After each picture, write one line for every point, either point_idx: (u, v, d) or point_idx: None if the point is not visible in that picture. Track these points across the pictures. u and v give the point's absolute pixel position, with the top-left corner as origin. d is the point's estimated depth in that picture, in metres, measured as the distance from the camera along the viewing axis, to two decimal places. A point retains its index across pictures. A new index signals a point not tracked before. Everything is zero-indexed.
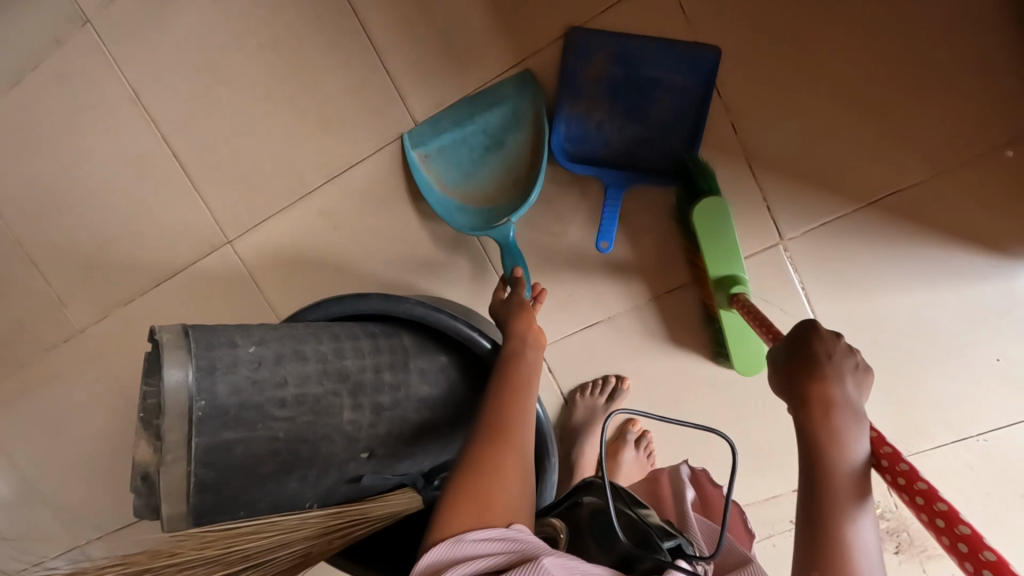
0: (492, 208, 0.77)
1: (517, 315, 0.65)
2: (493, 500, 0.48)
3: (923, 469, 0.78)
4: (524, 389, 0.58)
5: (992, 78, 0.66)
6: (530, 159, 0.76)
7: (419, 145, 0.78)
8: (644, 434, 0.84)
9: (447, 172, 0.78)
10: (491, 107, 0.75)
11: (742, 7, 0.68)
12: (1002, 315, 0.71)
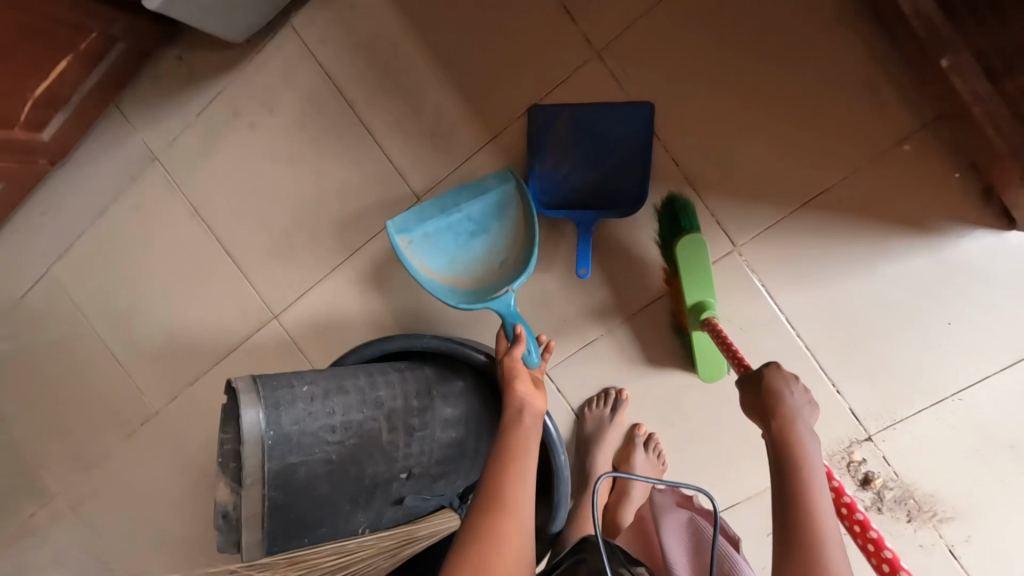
0: (482, 286, 0.82)
1: (514, 382, 0.72)
2: (494, 572, 0.55)
3: (911, 434, 0.84)
4: (521, 456, 0.64)
5: (881, 88, 0.78)
6: (518, 241, 0.84)
7: (404, 233, 0.83)
8: (651, 436, 0.92)
9: (432, 258, 0.84)
10: (475, 197, 0.85)
11: (663, 67, 0.84)
12: (945, 283, 0.80)
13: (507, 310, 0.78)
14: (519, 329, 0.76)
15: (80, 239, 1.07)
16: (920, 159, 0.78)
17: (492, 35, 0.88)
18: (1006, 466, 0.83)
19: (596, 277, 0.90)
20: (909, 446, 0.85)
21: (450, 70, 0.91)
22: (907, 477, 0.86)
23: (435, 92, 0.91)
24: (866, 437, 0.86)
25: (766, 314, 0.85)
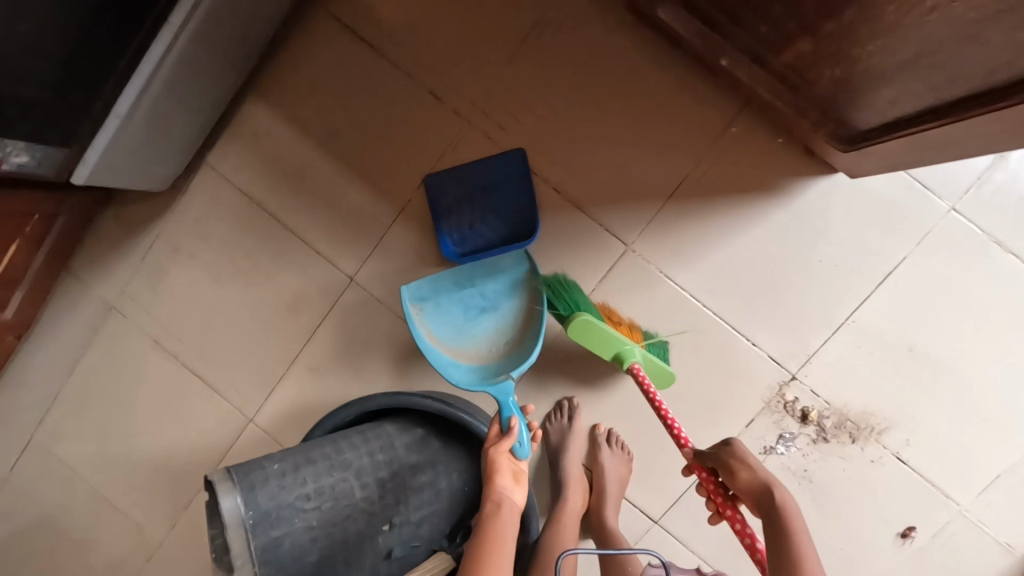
0: (483, 364, 0.93)
1: (499, 474, 0.79)
2: None
3: (825, 363, 0.95)
4: (500, 545, 0.73)
5: (699, 88, 0.94)
6: (523, 326, 0.95)
7: (417, 300, 0.94)
8: (611, 432, 1.00)
9: (439, 328, 0.94)
10: (491, 278, 0.95)
11: (523, 117, 0.99)
12: (805, 229, 0.93)
13: (502, 396, 0.84)
14: (513, 421, 0.81)
15: (56, 400, 1.14)
16: (749, 136, 0.93)
17: (377, 129, 1.03)
18: (914, 368, 0.93)
19: None
20: (828, 374, 0.95)
21: (350, 166, 1.04)
22: (838, 402, 0.95)
23: (342, 188, 1.05)
24: (791, 377, 0.96)
25: (670, 295, 0.97)
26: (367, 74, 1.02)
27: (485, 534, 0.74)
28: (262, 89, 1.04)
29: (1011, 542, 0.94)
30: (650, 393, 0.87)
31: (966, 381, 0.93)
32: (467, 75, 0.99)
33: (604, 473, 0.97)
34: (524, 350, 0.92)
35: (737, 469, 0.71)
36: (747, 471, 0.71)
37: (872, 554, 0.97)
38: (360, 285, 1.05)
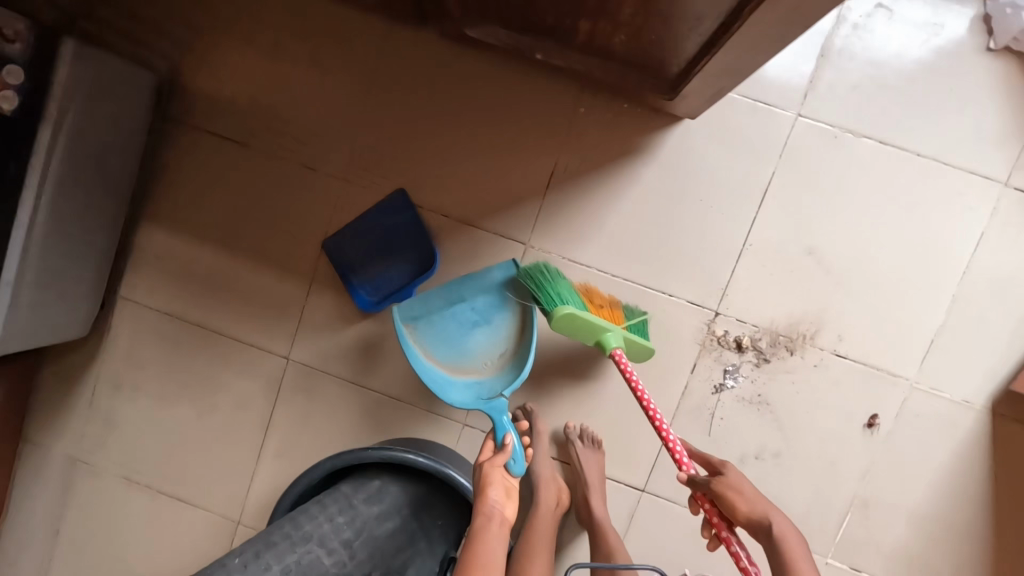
0: (478, 379, 0.96)
1: (490, 488, 0.82)
2: None
3: (740, 291, 0.99)
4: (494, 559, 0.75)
5: (540, 82, 0.98)
6: (517, 338, 0.96)
7: (409, 321, 0.97)
8: (584, 427, 1.03)
9: (434, 346, 0.97)
10: (482, 293, 0.96)
11: (394, 161, 1.03)
12: (677, 177, 0.97)
13: (496, 415, 0.89)
14: (508, 445, 0.86)
15: (49, 565, 1.15)
16: (598, 110, 0.97)
17: (265, 215, 1.06)
18: (819, 270, 0.98)
19: None
20: (746, 301, 0.99)
21: (253, 256, 1.07)
22: (764, 323, 0.99)
23: (252, 278, 1.08)
24: (715, 314, 0.99)
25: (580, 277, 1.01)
26: (239, 167, 1.06)
27: (484, 544, 0.76)
28: (148, 213, 1.08)
29: (968, 398, 0.98)
30: (630, 377, 0.88)
31: (869, 264, 0.97)
32: (330, 140, 1.04)
33: (581, 467, 1.00)
34: (518, 364, 0.94)
35: (738, 493, 0.76)
36: (749, 498, 0.75)
37: (847, 451, 1.00)
38: (298, 363, 1.08)
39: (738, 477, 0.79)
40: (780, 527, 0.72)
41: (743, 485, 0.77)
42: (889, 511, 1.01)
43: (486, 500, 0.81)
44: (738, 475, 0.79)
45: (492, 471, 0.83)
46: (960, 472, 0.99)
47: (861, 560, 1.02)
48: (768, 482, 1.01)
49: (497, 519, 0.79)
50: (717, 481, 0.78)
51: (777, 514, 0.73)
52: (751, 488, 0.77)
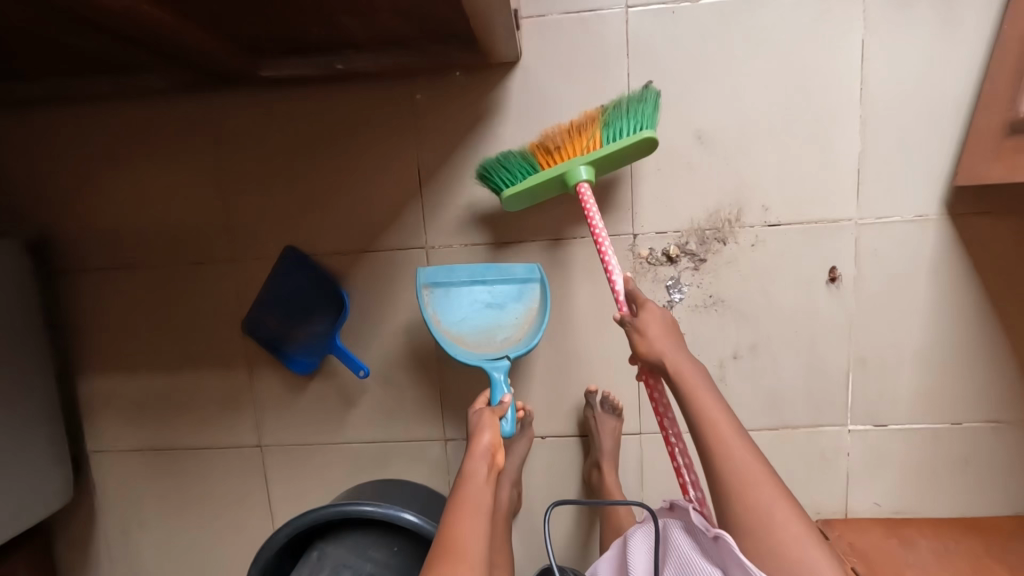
0: (481, 349, 0.94)
1: (481, 432, 0.79)
2: None
3: (647, 204, 0.94)
4: (480, 506, 0.73)
5: (369, 88, 0.95)
6: (527, 327, 0.95)
7: (428, 282, 0.95)
8: (607, 394, 1.00)
9: (443, 312, 0.95)
10: (500, 281, 0.96)
11: (271, 222, 1.01)
12: (538, 120, 0.93)
13: (495, 375, 0.88)
14: (507, 408, 0.85)
15: None
16: (435, 88, 0.94)
17: (179, 322, 1.06)
18: (715, 150, 0.92)
19: (395, 356, 1.03)
20: (657, 210, 0.94)
21: (187, 364, 1.07)
22: (685, 224, 0.94)
23: (195, 386, 1.08)
24: (633, 236, 0.95)
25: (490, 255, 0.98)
26: (136, 288, 1.05)
27: (470, 482, 0.75)
28: (78, 364, 1.09)
29: (921, 212, 0.91)
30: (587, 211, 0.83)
31: (764, 123, 0.91)
32: (206, 227, 1.03)
33: (597, 433, 0.97)
34: (525, 343, 0.93)
35: (649, 340, 0.75)
36: (657, 342, 0.75)
37: (821, 315, 0.95)
38: (271, 445, 1.08)
39: (656, 317, 0.76)
40: (681, 367, 0.73)
41: (652, 329, 0.75)
42: (889, 356, 0.95)
43: (479, 444, 0.78)
44: (657, 315, 0.76)
45: (485, 419, 0.81)
46: (943, 290, 0.92)
47: (882, 415, 0.96)
48: (755, 376, 0.97)
49: (486, 459, 0.77)
50: (634, 320, 0.77)
51: (678, 356, 0.74)
52: (664, 330, 0.75)
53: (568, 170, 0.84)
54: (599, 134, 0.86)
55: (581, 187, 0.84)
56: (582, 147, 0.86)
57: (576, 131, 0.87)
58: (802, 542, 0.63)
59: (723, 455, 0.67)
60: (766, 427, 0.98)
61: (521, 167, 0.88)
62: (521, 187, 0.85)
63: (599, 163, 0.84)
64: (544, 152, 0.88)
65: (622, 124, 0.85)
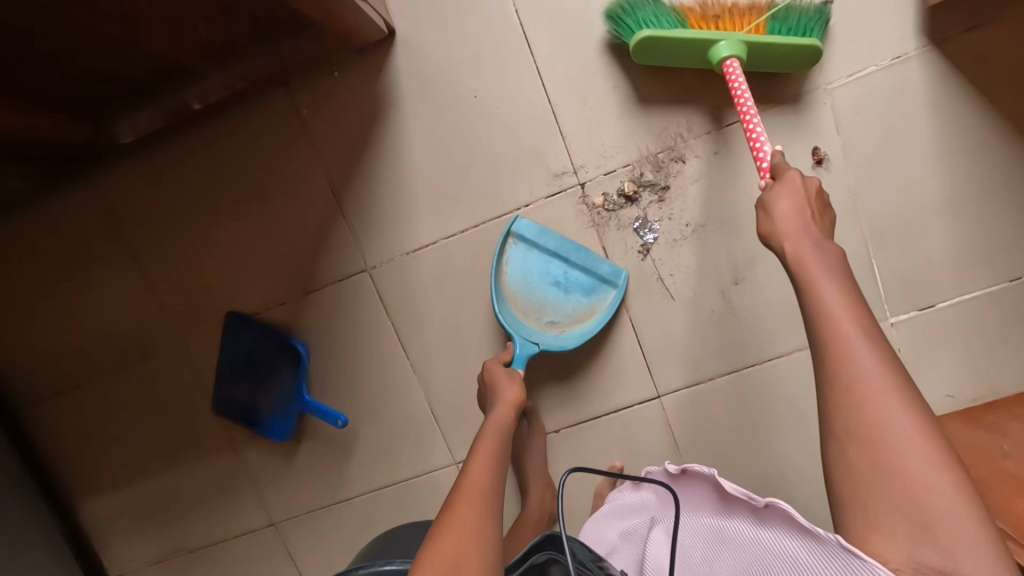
0: (524, 319, 0.86)
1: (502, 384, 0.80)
2: (475, 536, 0.57)
3: (586, 146, 0.83)
4: (501, 446, 0.70)
5: (253, 120, 0.86)
6: (578, 325, 0.86)
7: (517, 232, 0.84)
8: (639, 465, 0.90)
9: (510, 267, 0.86)
10: (583, 267, 0.85)
11: (201, 293, 0.93)
12: (439, 94, 0.83)
13: (517, 351, 0.83)
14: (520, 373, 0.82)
15: None
16: (318, 96, 0.84)
17: (150, 421, 0.99)
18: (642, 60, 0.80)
19: (376, 391, 0.94)
20: (600, 150, 0.83)
21: (172, 460, 1.00)
22: (634, 153, 0.82)
23: (185, 481, 1.01)
24: (582, 184, 0.84)
25: (435, 254, 0.88)
26: (97, 399, 0.99)
27: (492, 430, 0.73)
28: (71, 492, 1.04)
29: (899, 52, 0.77)
30: (734, 84, 0.70)
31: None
32: (139, 319, 0.95)
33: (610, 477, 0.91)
34: (564, 341, 0.85)
35: (776, 214, 0.62)
36: (783, 220, 0.61)
37: None
38: (283, 519, 1.00)
39: (791, 193, 0.62)
40: (799, 253, 0.59)
41: (781, 209, 0.61)
42: (912, 226, 0.81)
43: (501, 398, 0.77)
44: (796, 187, 0.62)
45: (508, 375, 0.80)
46: (949, 130, 0.78)
47: (923, 295, 0.82)
48: (766, 295, 0.84)
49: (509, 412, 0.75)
50: (763, 192, 0.64)
51: (798, 238, 0.59)
52: (798, 213, 0.61)
53: (722, 42, 0.72)
54: (762, 24, 0.75)
55: (729, 63, 0.71)
56: (740, 28, 0.75)
57: (741, 10, 0.75)
58: (950, 502, 0.44)
59: (835, 359, 0.51)
60: (796, 347, 0.85)
61: (668, 20, 0.75)
62: (671, 32, 0.71)
63: (755, 50, 0.73)
64: (697, 17, 0.75)
65: (792, 25, 0.75)
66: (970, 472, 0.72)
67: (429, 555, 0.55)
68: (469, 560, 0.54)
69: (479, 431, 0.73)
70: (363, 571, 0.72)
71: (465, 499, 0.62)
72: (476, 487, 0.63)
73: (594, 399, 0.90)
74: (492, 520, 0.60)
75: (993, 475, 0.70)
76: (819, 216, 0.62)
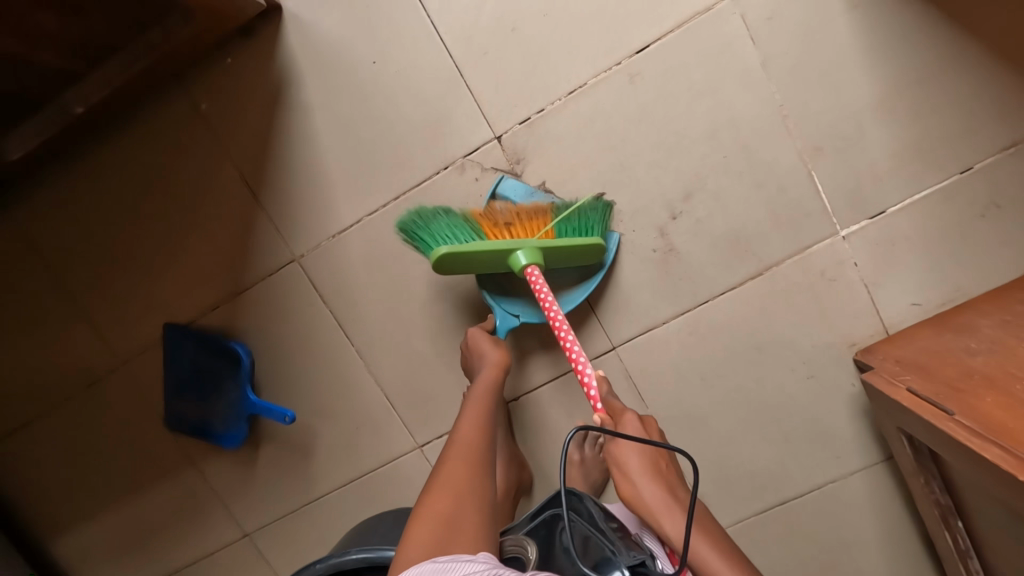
0: (517, 289, 0.83)
1: (484, 346, 0.79)
2: (468, 512, 0.57)
3: (495, 97, 0.79)
4: (490, 420, 0.70)
5: (157, 123, 0.84)
6: (570, 294, 0.83)
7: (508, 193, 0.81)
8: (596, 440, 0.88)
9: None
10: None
11: (134, 309, 0.90)
12: (338, 67, 0.80)
13: (498, 323, 0.81)
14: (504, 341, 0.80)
15: None
16: (215, 87, 0.82)
17: (105, 447, 0.97)
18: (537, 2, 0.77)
19: (327, 386, 0.91)
20: (509, 100, 0.79)
21: (135, 486, 0.98)
22: (545, 96, 0.79)
23: (153, 507, 0.99)
24: (498, 137, 0.80)
25: (362, 234, 0.84)
26: (51, 434, 0.97)
27: (478, 394, 0.73)
28: (42, 532, 1.02)
29: None
30: (543, 296, 0.72)
31: None
32: (77, 347, 0.93)
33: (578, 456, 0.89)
34: None
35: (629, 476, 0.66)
36: (637, 479, 0.66)
37: (745, 119, 0.77)
38: (256, 529, 0.98)
39: (638, 448, 0.67)
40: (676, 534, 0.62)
41: (629, 461, 0.67)
42: (846, 128, 0.76)
43: (486, 361, 0.76)
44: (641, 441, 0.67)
45: (491, 339, 0.79)
46: (867, 23, 0.74)
47: (873, 202, 0.78)
48: (707, 227, 0.80)
49: (496, 376, 0.75)
50: (612, 446, 0.68)
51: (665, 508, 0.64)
52: (646, 462, 0.66)
53: (518, 251, 0.73)
54: (551, 228, 0.78)
55: (530, 272, 0.73)
56: (534, 234, 0.78)
57: (526, 213, 0.78)
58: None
59: None
60: (748, 277, 0.81)
61: (462, 231, 0.76)
62: (466, 249, 0.70)
63: (552, 254, 0.75)
64: (488, 223, 0.78)
65: (577, 224, 0.79)
66: (937, 375, 0.67)
67: (423, 513, 0.57)
68: (465, 518, 0.57)
69: (464, 398, 0.74)
70: (322, 562, 0.71)
71: (457, 468, 0.62)
72: (467, 456, 0.64)
73: (552, 359, 0.87)
74: (483, 491, 0.60)
75: (961, 374, 0.65)
76: (665, 469, 0.68)
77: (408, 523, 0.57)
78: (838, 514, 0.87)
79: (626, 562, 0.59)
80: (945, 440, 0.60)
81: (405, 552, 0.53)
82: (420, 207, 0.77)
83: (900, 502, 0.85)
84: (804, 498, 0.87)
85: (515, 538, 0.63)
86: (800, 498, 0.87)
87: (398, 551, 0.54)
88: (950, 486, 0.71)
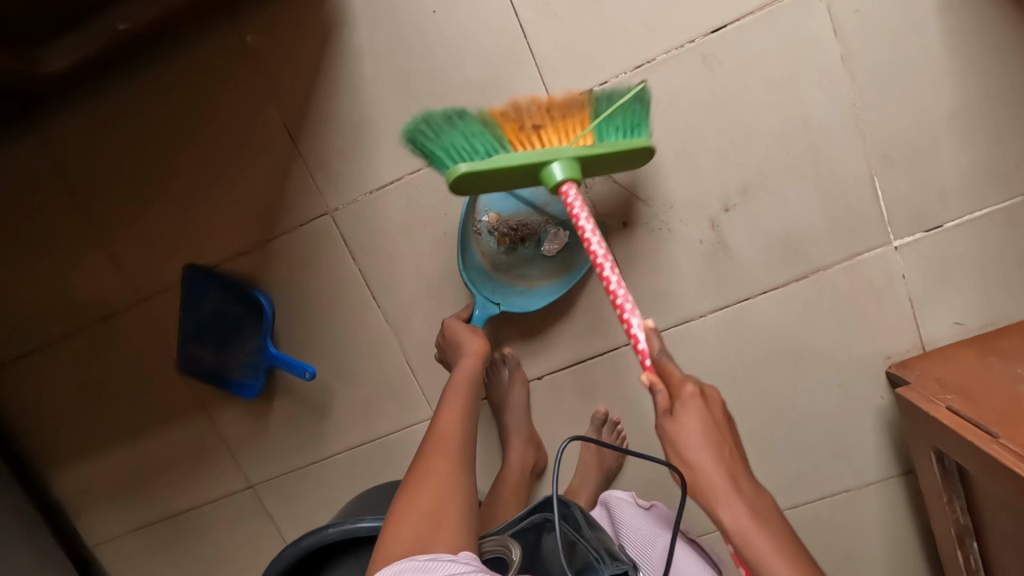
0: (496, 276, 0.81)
1: (461, 335, 0.76)
2: (445, 507, 0.56)
3: (559, 64, 0.76)
4: (468, 409, 0.69)
5: (195, 54, 0.80)
6: (553, 283, 0.81)
7: None
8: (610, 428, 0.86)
9: (488, 211, 0.79)
10: (561, 220, 0.79)
11: (156, 246, 0.87)
12: (397, 14, 0.76)
13: (476, 312, 0.79)
14: (481, 329, 0.79)
15: None
16: (262, 21, 0.78)
17: (115, 382, 0.94)
18: None
19: (348, 345, 0.88)
20: (574, 68, 0.75)
21: (143, 425, 0.96)
22: (611, 68, 0.75)
23: (159, 447, 0.97)
24: None
25: (402, 193, 0.81)
26: (59, 364, 0.94)
27: (459, 384, 0.71)
28: (43, 459, 1.00)
29: None
30: (576, 221, 0.63)
31: None
32: (95, 278, 0.89)
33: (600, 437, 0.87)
34: (532, 302, 0.80)
35: (691, 460, 0.55)
36: (701, 455, 0.54)
37: (816, 114, 0.74)
38: (261, 481, 0.96)
39: (699, 417, 0.55)
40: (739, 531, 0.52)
41: (693, 453, 0.54)
42: (918, 138, 0.74)
43: (465, 352, 0.74)
44: (706, 414, 0.55)
45: (469, 328, 0.77)
46: (959, 29, 0.71)
47: (932, 216, 0.75)
48: (759, 224, 0.78)
49: (476, 364, 0.73)
50: (669, 421, 0.56)
51: (728, 509, 0.53)
52: (709, 442, 0.54)
53: (552, 163, 0.63)
54: (591, 130, 0.67)
55: (568, 189, 0.63)
56: (569, 137, 0.67)
57: (560, 114, 0.67)
58: None
59: None
60: (794, 278, 0.79)
61: (481, 141, 0.66)
62: (487, 167, 0.61)
63: (589, 162, 0.65)
64: (513, 127, 0.66)
65: (621, 122, 0.68)
66: (982, 400, 0.66)
67: (402, 510, 0.56)
68: (444, 512, 0.56)
69: (445, 386, 0.72)
70: (330, 526, 0.69)
71: (438, 460, 0.61)
72: (446, 449, 0.63)
73: (580, 343, 0.84)
74: (461, 483, 0.59)
75: (1009, 402, 0.64)
76: (731, 456, 0.55)
77: (388, 516, 0.57)
78: (849, 524, 0.87)
79: (610, 572, 0.56)
80: (989, 464, 0.60)
81: (383, 551, 0.53)
82: (429, 112, 0.66)
83: (909, 516, 0.85)
84: (817, 505, 0.87)
85: (495, 539, 0.61)
86: (812, 505, 0.87)
87: (377, 547, 0.54)
88: (972, 509, 0.71)
